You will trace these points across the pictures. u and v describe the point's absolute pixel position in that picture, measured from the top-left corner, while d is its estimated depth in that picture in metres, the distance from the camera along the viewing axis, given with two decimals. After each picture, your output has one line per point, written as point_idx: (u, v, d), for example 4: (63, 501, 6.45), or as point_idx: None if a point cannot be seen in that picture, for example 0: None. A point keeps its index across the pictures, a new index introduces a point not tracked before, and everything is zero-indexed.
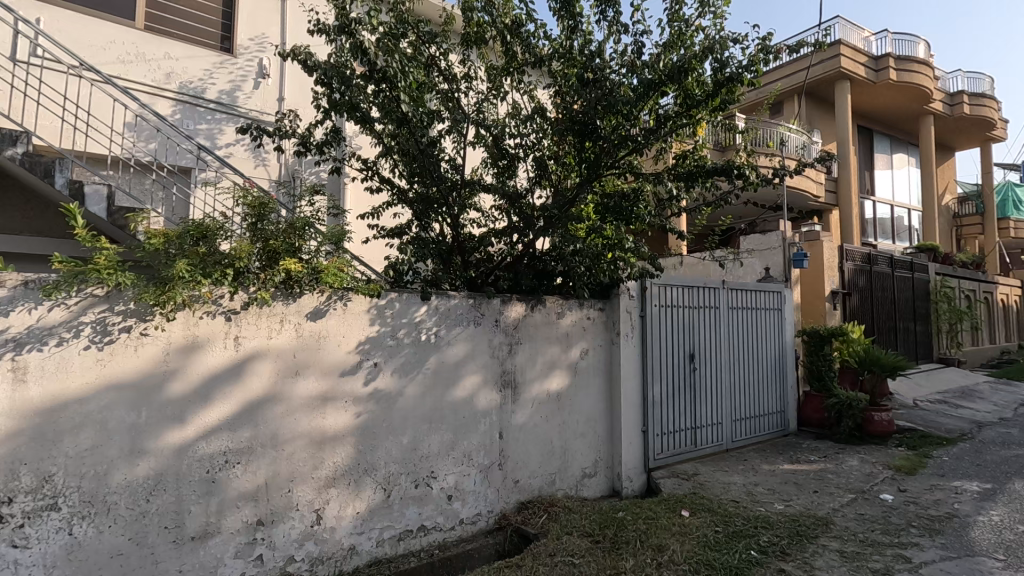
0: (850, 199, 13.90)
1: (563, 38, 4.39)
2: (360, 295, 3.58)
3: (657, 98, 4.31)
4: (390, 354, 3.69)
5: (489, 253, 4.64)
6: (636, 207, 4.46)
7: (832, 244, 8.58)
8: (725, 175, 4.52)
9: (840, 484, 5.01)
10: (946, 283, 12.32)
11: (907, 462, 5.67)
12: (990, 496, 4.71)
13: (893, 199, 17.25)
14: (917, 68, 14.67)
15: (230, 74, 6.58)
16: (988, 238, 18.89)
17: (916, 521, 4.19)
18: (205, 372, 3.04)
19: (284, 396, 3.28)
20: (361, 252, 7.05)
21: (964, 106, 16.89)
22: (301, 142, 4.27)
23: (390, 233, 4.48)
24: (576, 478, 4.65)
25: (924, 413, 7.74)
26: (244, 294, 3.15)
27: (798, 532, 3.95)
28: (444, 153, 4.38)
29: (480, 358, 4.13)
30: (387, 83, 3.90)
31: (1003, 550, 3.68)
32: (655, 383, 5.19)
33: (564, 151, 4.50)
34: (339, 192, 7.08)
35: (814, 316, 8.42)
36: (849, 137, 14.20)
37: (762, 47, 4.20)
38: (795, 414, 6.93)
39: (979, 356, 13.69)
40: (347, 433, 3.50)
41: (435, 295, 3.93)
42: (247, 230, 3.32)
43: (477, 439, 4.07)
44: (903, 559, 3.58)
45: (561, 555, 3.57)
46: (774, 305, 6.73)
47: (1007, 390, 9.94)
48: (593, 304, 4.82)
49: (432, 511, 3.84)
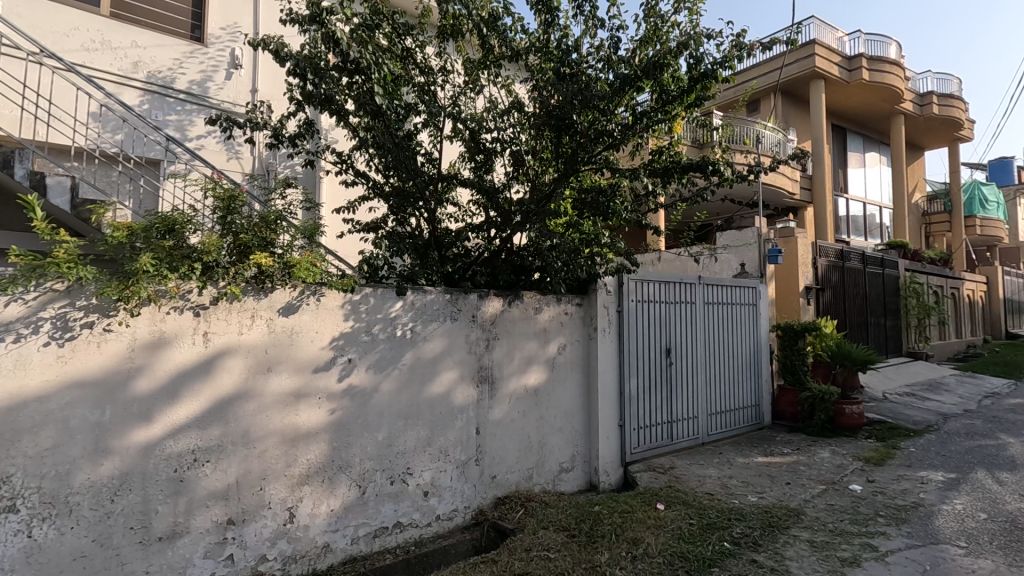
0: (825, 197, 14.16)
1: (540, 32, 4.39)
2: (333, 290, 3.53)
3: (634, 93, 4.37)
4: (365, 350, 3.65)
5: (466, 249, 4.63)
6: (612, 203, 4.42)
7: (806, 241, 8.71)
8: (700, 170, 4.55)
9: (812, 475, 5.12)
10: (916, 280, 12.63)
11: (876, 454, 5.81)
12: (954, 485, 4.86)
13: (866, 198, 17.64)
14: (888, 69, 15.02)
15: (201, 64, 6.43)
16: (955, 235, 19.42)
17: (883, 511, 4.30)
18: (173, 368, 2.96)
19: (256, 393, 3.22)
20: (336, 247, 7.00)
21: (933, 107, 17.32)
22: (273, 134, 4.11)
23: (365, 228, 4.42)
24: (553, 473, 4.67)
25: (893, 406, 7.94)
26: (213, 289, 3.08)
27: (770, 523, 4.02)
28: (420, 147, 4.33)
29: (457, 354, 4.11)
30: (362, 75, 3.85)
31: (965, 538, 3.79)
32: (632, 378, 5.23)
33: (541, 146, 4.54)
34: (314, 186, 6.99)
35: (789, 311, 8.56)
36: (823, 135, 14.45)
37: (736, 43, 4.24)
38: (769, 408, 7.05)
39: (946, 351, 14.10)
40: (321, 430, 3.45)
41: (412, 290, 3.90)
42: (217, 224, 3.30)
43: (454, 435, 4.05)
44: (870, 548, 3.67)
45: (537, 549, 3.57)
46: (748, 300, 6.82)
47: (970, 383, 10.26)
48: (571, 299, 4.83)
49: (408, 507, 3.81)
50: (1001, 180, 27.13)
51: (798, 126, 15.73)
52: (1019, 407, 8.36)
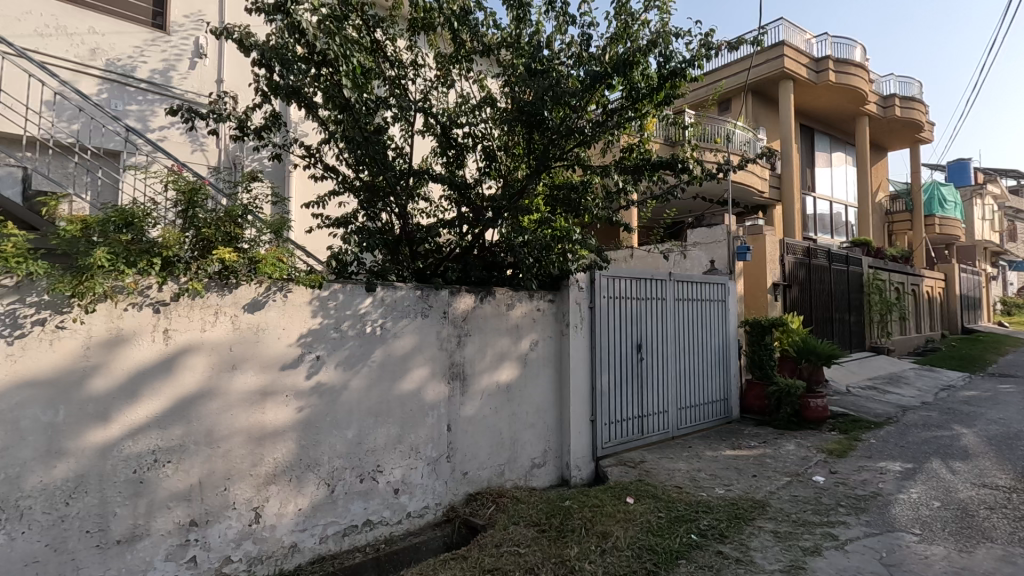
0: (793, 195, 14.53)
1: (512, 27, 4.40)
2: (301, 286, 3.47)
3: (604, 91, 4.37)
4: (334, 347, 3.60)
5: (438, 244, 4.59)
6: (584, 199, 4.54)
7: (774, 238, 8.88)
8: (670, 169, 4.67)
9: (778, 467, 5.24)
10: (878, 277, 13.04)
11: (839, 445, 5.99)
12: (911, 475, 5.05)
13: (833, 196, 18.11)
14: (854, 71, 15.41)
15: (163, 52, 6.24)
16: (916, 233, 20.10)
17: (844, 501, 4.43)
18: (132, 365, 2.87)
19: (220, 390, 3.14)
20: (306, 243, 6.95)
21: (895, 109, 17.87)
22: (238, 125, 3.99)
23: (335, 223, 4.35)
24: (525, 469, 4.68)
25: (856, 399, 8.19)
26: (174, 284, 3.00)
27: (736, 515, 4.10)
28: (391, 141, 4.29)
29: (428, 350, 4.08)
30: (329, 67, 3.77)
31: (920, 525, 3.93)
32: (604, 373, 5.27)
33: (513, 142, 4.58)
34: (282, 180, 6.86)
35: (756, 307, 8.75)
36: (792, 135, 14.80)
37: (705, 42, 4.31)
38: (737, 401, 7.20)
39: (907, 345, 14.61)
40: (288, 428, 3.39)
41: (381, 286, 3.86)
42: (178, 217, 3.21)
43: (425, 432, 4.02)
44: (831, 537, 3.78)
45: (507, 545, 3.58)
46: (718, 296, 6.94)
47: (929, 376, 10.65)
48: (543, 295, 4.84)
49: (378, 505, 3.78)
50: (959, 181, 28.19)
51: (767, 125, 16.05)
52: (973, 399, 8.72)
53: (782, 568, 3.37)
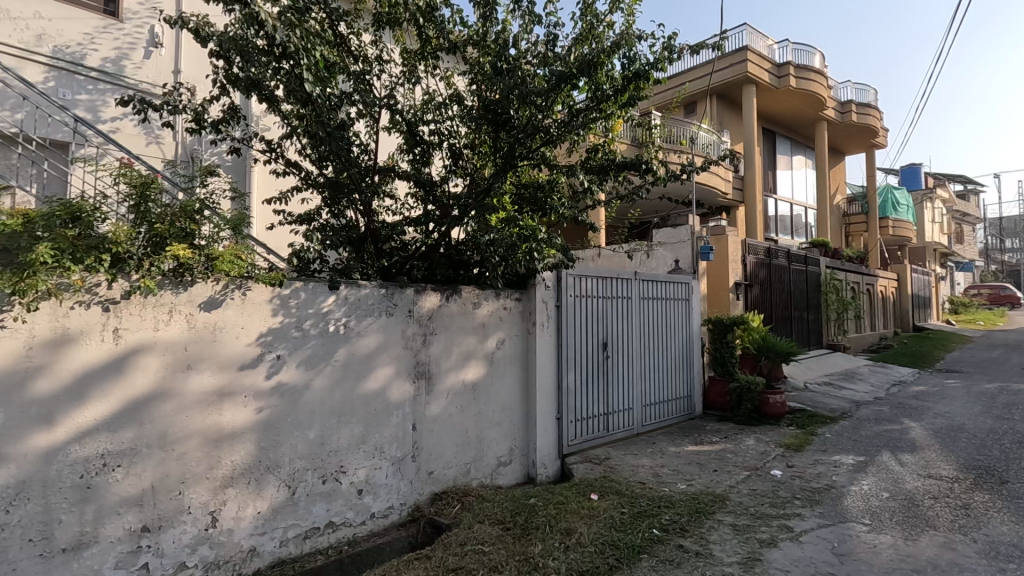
0: (755, 197, 14.93)
1: (478, 25, 4.38)
2: (260, 284, 3.38)
3: (570, 91, 4.42)
4: (295, 347, 3.53)
5: (404, 242, 4.57)
6: (550, 198, 4.59)
7: (736, 239, 9.10)
8: (634, 169, 4.76)
9: (738, 462, 5.39)
10: (835, 277, 13.51)
11: (796, 440, 6.19)
12: (862, 467, 5.25)
13: (793, 198, 18.69)
14: (814, 77, 15.91)
15: (115, 40, 6.01)
16: (871, 235, 20.89)
17: (800, 493, 4.58)
18: (79, 366, 2.75)
19: (175, 391, 3.04)
20: (267, 239, 6.84)
21: (852, 115, 18.52)
22: (194, 118, 3.83)
23: (298, 220, 4.25)
24: (491, 467, 4.69)
25: (813, 394, 8.47)
26: (125, 282, 2.89)
27: (697, 509, 4.19)
28: (356, 137, 4.23)
29: (393, 349, 4.04)
30: (289, 60, 3.59)
31: (870, 516, 4.10)
32: (570, 371, 5.32)
33: (480, 140, 4.58)
34: (243, 175, 6.71)
35: (719, 306, 8.95)
36: (754, 137, 15.18)
37: (667, 45, 4.38)
38: (700, 398, 7.35)
39: (861, 343, 15.19)
40: (246, 429, 3.31)
41: (345, 284, 3.80)
42: (129, 212, 3.09)
43: (390, 432, 3.98)
44: (786, 529, 3.89)
45: (471, 544, 3.58)
46: (682, 295, 7.07)
47: (881, 372, 11.10)
48: (510, 294, 4.85)
49: (341, 506, 3.73)
50: (909, 184, 29.32)
51: (730, 128, 16.44)
52: (921, 393, 9.12)
53: (740, 560, 3.46)
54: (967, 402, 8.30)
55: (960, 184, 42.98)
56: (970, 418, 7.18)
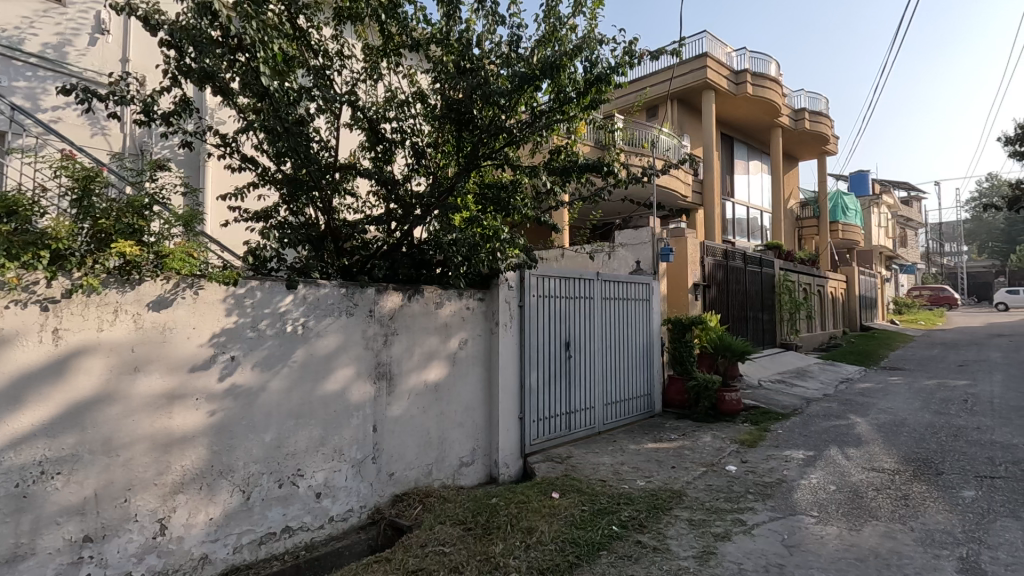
0: (714, 200, 15.35)
1: (442, 23, 4.36)
2: (213, 283, 3.27)
3: (533, 92, 4.44)
4: (250, 347, 3.43)
5: (365, 240, 4.51)
6: (513, 199, 4.55)
7: (695, 240, 9.34)
8: (596, 171, 4.80)
9: (695, 458, 5.53)
10: (788, 279, 14.03)
11: (750, 436, 6.40)
12: (811, 462, 5.47)
13: (749, 202, 19.31)
14: (769, 85, 16.44)
15: (57, 26, 5.72)
16: (822, 238, 21.76)
17: (753, 488, 4.74)
18: (15, 369, 2.61)
19: (120, 395, 2.91)
20: (222, 236, 6.63)
21: (805, 122, 19.24)
22: (143, 110, 3.66)
23: (254, 217, 4.14)
24: (453, 468, 4.67)
25: (767, 392, 8.78)
26: (66, 280, 2.75)
27: (655, 505, 4.28)
28: (316, 133, 4.14)
29: (354, 350, 3.97)
30: (244, 53, 3.46)
31: (817, 508, 4.27)
32: (533, 371, 5.34)
33: (443, 139, 4.56)
34: (196, 170, 6.48)
35: (679, 306, 9.16)
36: (713, 142, 15.59)
37: (628, 50, 4.47)
38: (660, 396, 7.52)
39: (812, 342, 15.80)
40: (198, 433, 3.19)
41: (303, 283, 3.71)
42: (72, 207, 2.95)
43: (349, 433, 3.92)
44: (740, 522, 4.02)
45: (432, 545, 3.56)
46: (642, 296, 7.21)
47: (830, 370, 11.60)
48: (473, 294, 4.84)
49: (298, 511, 3.64)
50: (858, 190, 30.65)
51: (690, 132, 16.85)
52: (866, 390, 9.56)
53: (695, 554, 3.55)
54: (908, 398, 8.74)
55: (904, 190, 45.19)
56: (911, 414, 7.57)
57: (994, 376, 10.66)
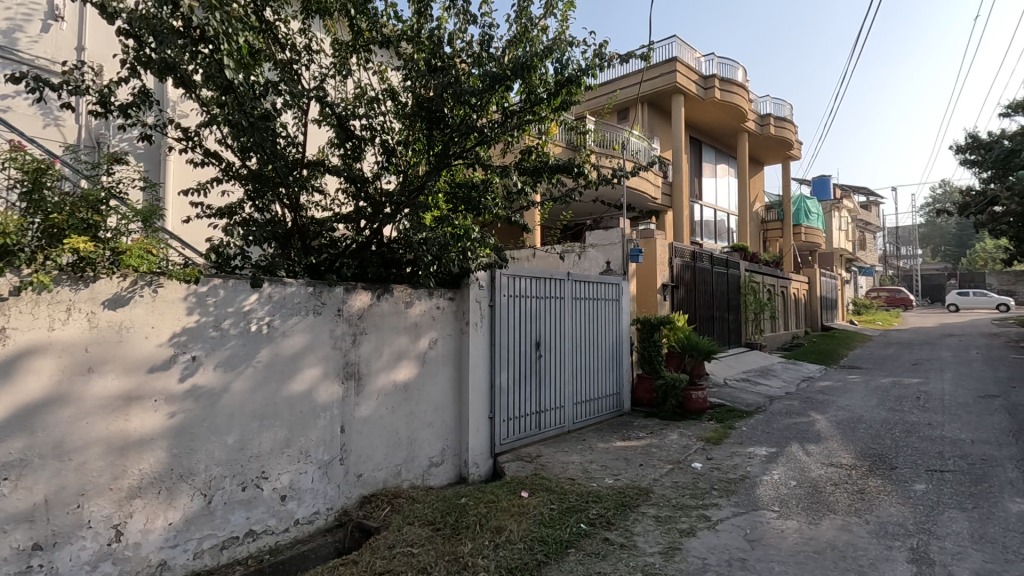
0: (682, 202, 15.63)
1: (413, 20, 4.34)
2: (174, 281, 3.17)
3: (504, 92, 4.45)
4: (212, 347, 3.34)
5: (334, 239, 4.43)
6: (484, 199, 4.54)
7: (664, 242, 9.48)
8: (567, 172, 4.83)
9: (662, 456, 5.63)
10: (753, 280, 14.39)
11: (715, 433, 6.54)
12: (774, 458, 5.62)
13: (717, 204, 19.73)
14: (736, 90, 16.82)
15: (6, 11, 5.48)
16: (785, 240, 22.37)
17: (717, 484, 4.85)
18: None
19: (73, 397, 2.80)
20: (183, 232, 6.45)
21: (770, 128, 19.77)
22: (99, 101, 3.51)
23: (218, 213, 4.01)
24: (422, 468, 4.64)
25: (732, 390, 8.99)
26: (14, 276, 2.62)
27: (622, 503, 4.34)
28: (283, 129, 4.05)
29: (321, 350, 3.91)
30: (209, 45, 3.37)
31: (778, 503, 4.40)
32: (503, 371, 5.34)
33: (413, 137, 4.51)
34: (156, 164, 6.29)
35: (648, 306, 9.30)
36: (682, 145, 15.88)
37: (598, 53, 4.51)
38: (628, 395, 7.61)
39: (776, 342, 16.24)
40: (157, 436, 3.10)
41: (269, 282, 3.63)
42: (22, 201, 2.81)
43: (316, 435, 3.85)
44: (704, 518, 4.11)
45: (400, 546, 3.53)
46: (612, 296, 7.29)
47: (793, 368, 11.95)
48: (443, 293, 4.82)
49: (262, 514, 3.57)
50: (820, 194, 31.61)
51: (660, 135, 17.14)
52: (826, 388, 9.88)
53: (660, 550, 3.61)
54: (865, 396, 9.07)
55: (863, 195, 46.82)
56: (868, 411, 7.86)
57: (944, 374, 11.15)
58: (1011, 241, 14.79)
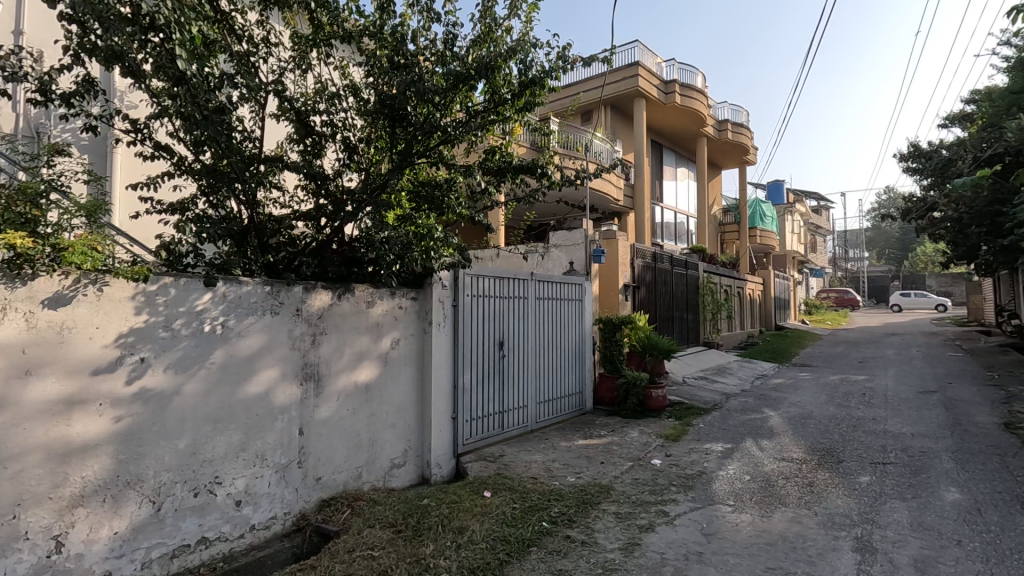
0: (644, 204, 15.93)
1: (375, 16, 4.29)
2: (120, 279, 3.03)
3: (468, 91, 4.45)
4: (163, 348, 3.21)
5: (293, 236, 4.33)
6: (447, 197, 4.60)
7: (626, 243, 9.65)
8: (530, 173, 4.86)
9: (623, 453, 5.72)
10: (711, 280, 14.80)
11: (674, 431, 6.70)
12: (729, 453, 5.80)
13: (677, 207, 20.22)
14: (696, 96, 17.24)
15: None
16: (742, 242, 23.09)
17: (675, 480, 4.97)
18: None
19: (8, 401, 2.64)
20: (132, 228, 6.19)
21: (728, 133, 20.36)
22: (38, 89, 3.33)
23: (169, 209, 3.86)
24: (384, 470, 4.58)
25: (690, 388, 9.21)
26: None
27: (584, 500, 4.39)
28: (239, 123, 3.93)
29: (279, 350, 3.81)
30: (159, 34, 3.23)
31: (733, 497, 4.54)
32: (466, 371, 5.33)
33: (376, 134, 4.46)
34: (102, 156, 6.01)
35: (610, 306, 9.45)
36: (644, 149, 16.18)
37: (561, 55, 4.56)
38: (591, 394, 7.71)
39: (732, 340, 16.75)
40: (101, 441, 2.95)
41: (223, 281, 3.51)
42: None
43: (273, 438, 3.75)
44: (663, 514, 4.20)
45: (360, 549, 3.47)
46: (575, 296, 7.37)
47: (748, 367, 12.35)
48: (405, 293, 4.78)
49: (216, 520, 3.45)
50: (775, 198, 32.74)
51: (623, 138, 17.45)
52: (779, 386, 10.25)
53: (620, 546, 3.68)
54: (815, 392, 9.46)
55: (814, 200, 48.77)
56: (818, 407, 8.19)
57: (888, 371, 11.73)
58: (948, 245, 15.67)
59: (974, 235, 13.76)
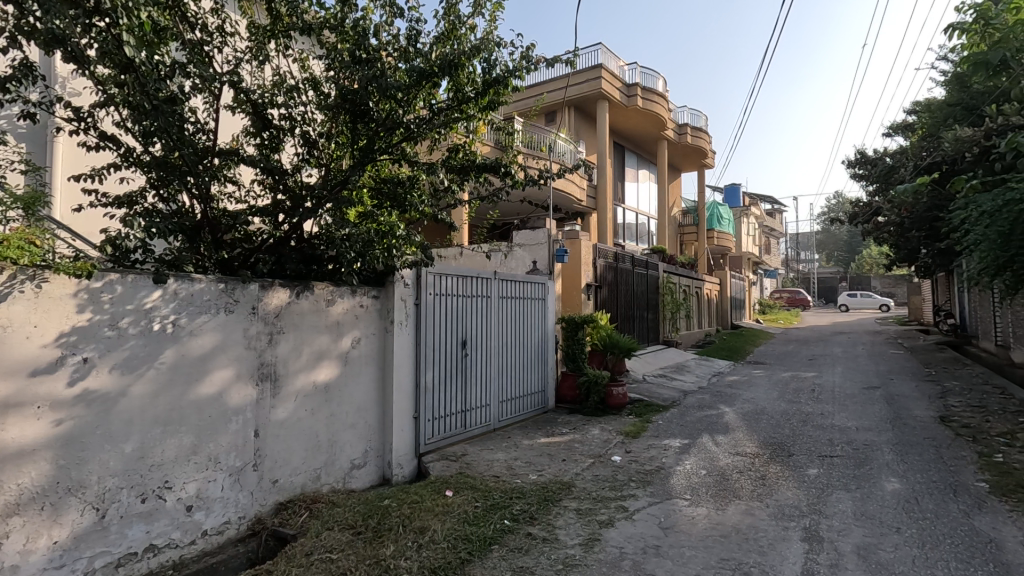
0: (606, 205, 16.16)
1: (336, 8, 4.20)
2: (61, 275, 2.88)
3: (431, 88, 4.41)
4: (108, 347, 3.07)
5: (249, 233, 4.20)
6: (410, 195, 4.50)
7: (588, 243, 9.77)
8: (494, 171, 4.89)
9: (584, 451, 5.79)
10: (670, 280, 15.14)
11: (634, 427, 6.83)
12: (687, 449, 5.95)
13: (637, 208, 20.59)
14: (657, 99, 17.60)
15: None
16: (700, 243, 23.70)
17: (635, 476, 5.07)
18: None
19: None
20: (75, 221, 5.89)
21: (688, 137, 20.86)
22: None
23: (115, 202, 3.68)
24: (343, 471, 4.50)
25: (650, 386, 9.41)
26: None
27: (545, 497, 4.43)
28: (192, 114, 3.79)
29: (233, 350, 3.70)
30: (106, 20, 3.07)
31: (690, 491, 4.67)
32: (428, 370, 5.29)
33: (337, 130, 4.38)
34: (41, 145, 5.69)
35: (572, 305, 9.55)
36: (606, 150, 16.43)
37: (525, 55, 4.58)
38: (553, 392, 7.78)
39: (690, 339, 17.19)
40: (40, 447, 2.79)
41: (174, 278, 3.38)
42: None
43: (227, 440, 3.64)
44: (622, 509, 4.28)
45: (318, 553, 3.41)
46: (538, 295, 7.41)
47: (705, 364, 12.70)
48: (366, 291, 4.71)
49: (165, 527, 3.33)
50: (732, 201, 33.76)
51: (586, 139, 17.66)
52: (734, 383, 10.59)
53: (581, 542, 3.73)
54: (768, 389, 9.81)
55: (769, 203, 50.53)
56: (770, 403, 8.50)
57: (836, 368, 12.26)
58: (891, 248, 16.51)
59: (915, 239, 14.55)
